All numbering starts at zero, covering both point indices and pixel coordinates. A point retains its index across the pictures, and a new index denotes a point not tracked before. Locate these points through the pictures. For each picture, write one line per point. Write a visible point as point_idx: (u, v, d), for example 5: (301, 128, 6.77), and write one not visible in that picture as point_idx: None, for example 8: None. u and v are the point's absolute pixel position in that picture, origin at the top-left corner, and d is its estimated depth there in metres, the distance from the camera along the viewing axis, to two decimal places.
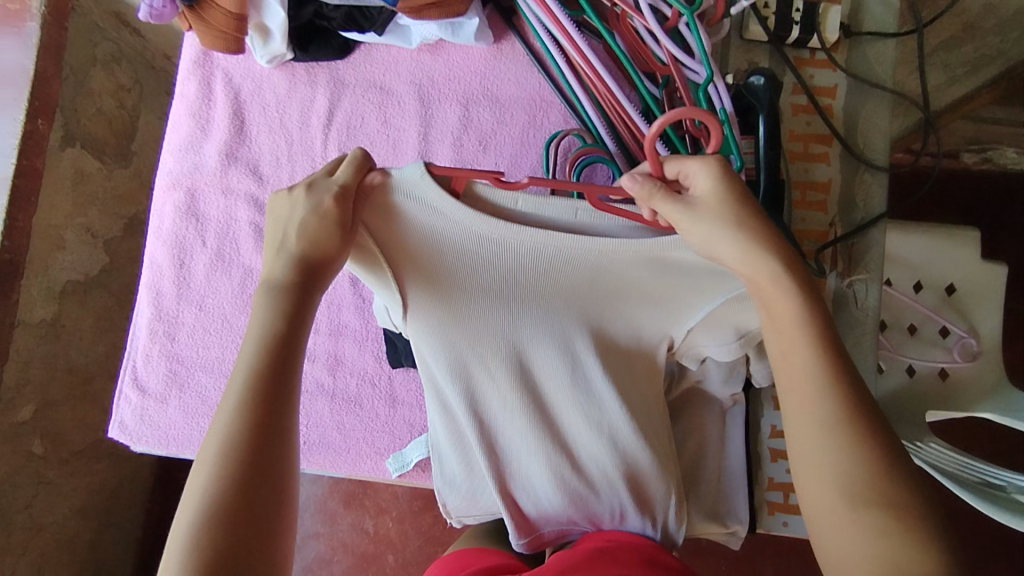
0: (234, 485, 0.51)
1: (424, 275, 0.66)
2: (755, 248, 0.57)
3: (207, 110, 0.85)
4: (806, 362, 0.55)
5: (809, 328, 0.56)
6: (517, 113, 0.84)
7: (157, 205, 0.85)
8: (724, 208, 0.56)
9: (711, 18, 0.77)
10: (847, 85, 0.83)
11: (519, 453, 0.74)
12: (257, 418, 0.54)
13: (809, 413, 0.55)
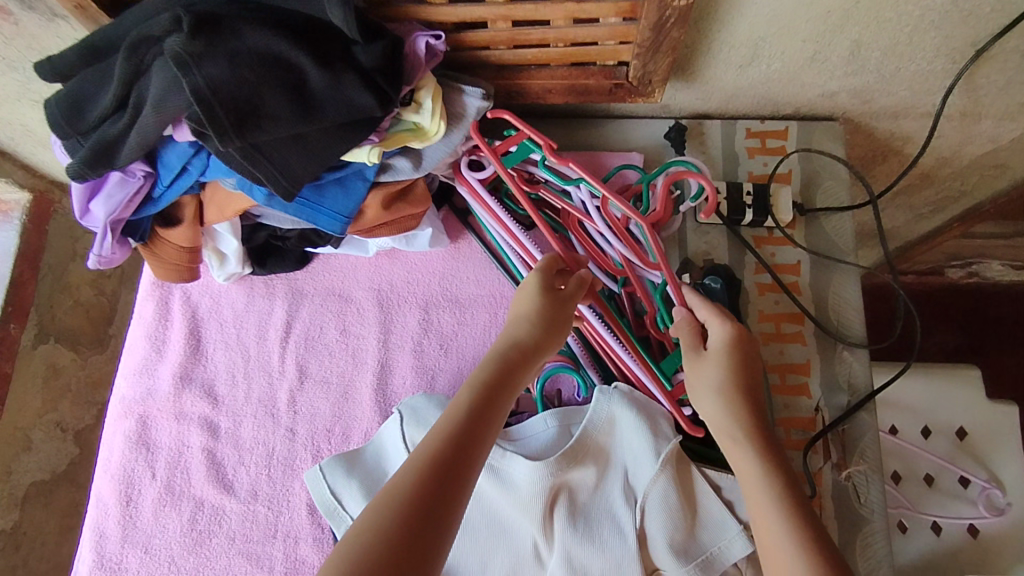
0: (382, 540, 0.48)
1: None
2: (729, 397, 0.63)
3: (163, 331, 0.83)
4: (765, 504, 0.57)
5: (763, 476, 0.59)
6: (477, 311, 0.82)
7: (107, 437, 0.80)
8: (730, 364, 0.64)
9: (662, 217, 0.77)
10: (810, 260, 0.82)
11: None
12: (428, 479, 0.52)
13: (773, 559, 0.55)
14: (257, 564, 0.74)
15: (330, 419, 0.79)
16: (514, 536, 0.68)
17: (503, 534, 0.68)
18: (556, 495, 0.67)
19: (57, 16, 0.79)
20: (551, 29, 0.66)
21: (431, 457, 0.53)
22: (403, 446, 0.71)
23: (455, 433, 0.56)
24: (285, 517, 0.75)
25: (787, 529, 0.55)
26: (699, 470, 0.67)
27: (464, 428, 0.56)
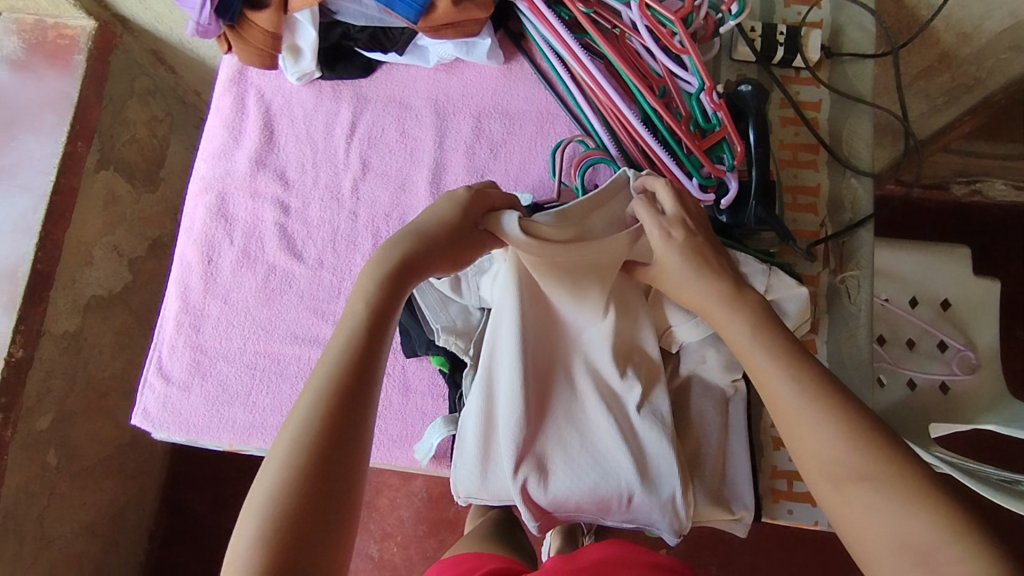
0: (307, 471, 0.56)
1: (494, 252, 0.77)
2: (714, 282, 0.67)
3: (240, 123, 0.92)
4: (762, 360, 0.62)
5: (757, 343, 0.63)
6: (526, 124, 0.90)
7: (189, 209, 0.90)
8: (695, 264, 0.67)
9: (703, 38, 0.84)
10: (831, 100, 0.90)
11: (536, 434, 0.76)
12: (364, 340, 0.62)
13: (774, 399, 0.61)
14: (322, 318, 0.85)
15: (389, 206, 0.89)
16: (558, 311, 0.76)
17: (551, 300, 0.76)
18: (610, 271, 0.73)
19: None
20: None
21: (329, 391, 0.59)
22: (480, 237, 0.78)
23: (356, 350, 0.61)
24: (348, 282, 0.86)
25: (786, 373, 0.61)
26: None
27: (386, 291, 0.64)
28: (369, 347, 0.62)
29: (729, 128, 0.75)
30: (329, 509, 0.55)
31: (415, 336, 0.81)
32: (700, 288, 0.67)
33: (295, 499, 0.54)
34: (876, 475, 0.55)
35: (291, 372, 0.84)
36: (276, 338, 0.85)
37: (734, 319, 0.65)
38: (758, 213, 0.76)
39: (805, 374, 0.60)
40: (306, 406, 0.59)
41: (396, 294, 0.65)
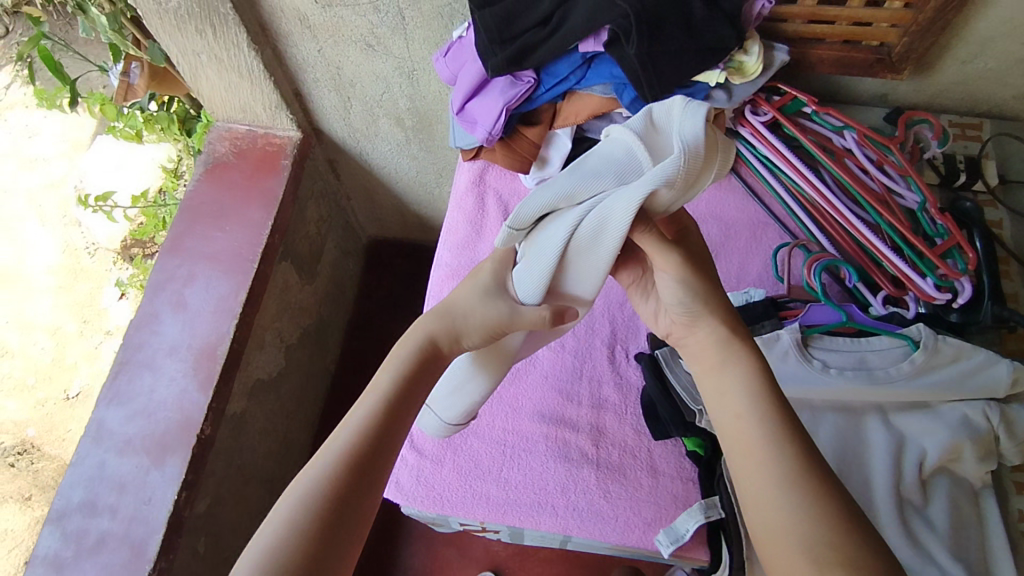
0: (322, 520, 0.56)
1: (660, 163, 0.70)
2: (722, 338, 0.71)
3: (481, 219, 1.03)
4: (751, 423, 0.65)
5: (751, 404, 0.66)
6: (740, 230, 1.02)
7: (436, 292, 0.98)
8: (700, 295, 0.72)
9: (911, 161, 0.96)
10: (1010, 219, 1.00)
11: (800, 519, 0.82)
12: (393, 405, 0.64)
13: (751, 458, 0.63)
14: (569, 397, 0.90)
15: (622, 297, 0.97)
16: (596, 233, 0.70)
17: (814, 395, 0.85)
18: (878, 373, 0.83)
19: (401, 13, 1.10)
20: (847, 8, 0.90)
21: (357, 443, 0.60)
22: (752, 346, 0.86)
23: (383, 409, 0.64)
24: (590, 364, 0.93)
25: (769, 439, 0.63)
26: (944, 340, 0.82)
27: (417, 362, 0.68)
28: (395, 412, 0.64)
29: (959, 237, 0.85)
30: (332, 557, 0.55)
31: (671, 419, 0.83)
32: (690, 309, 0.73)
33: (311, 540, 0.55)
34: (853, 557, 0.55)
35: (540, 449, 0.87)
36: (524, 416, 0.89)
37: (723, 376, 0.70)
38: (997, 312, 0.84)
39: (786, 445, 0.63)
40: (333, 453, 0.60)
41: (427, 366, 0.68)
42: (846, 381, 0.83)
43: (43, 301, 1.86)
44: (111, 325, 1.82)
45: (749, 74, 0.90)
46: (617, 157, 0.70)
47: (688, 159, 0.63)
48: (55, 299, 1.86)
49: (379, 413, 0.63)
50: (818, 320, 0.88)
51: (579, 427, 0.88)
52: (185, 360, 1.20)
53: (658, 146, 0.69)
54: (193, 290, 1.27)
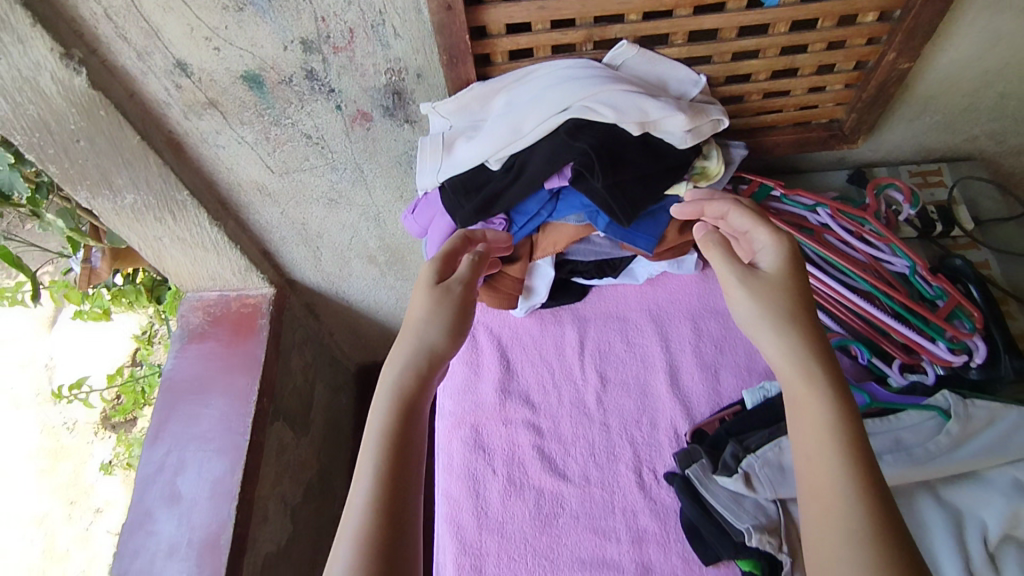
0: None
1: (697, 122, 0.84)
2: (801, 348, 0.63)
3: (476, 357, 1.00)
4: (823, 441, 0.58)
5: (834, 427, 0.59)
6: None
7: (445, 444, 0.94)
8: (788, 280, 0.67)
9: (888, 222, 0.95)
10: (996, 258, 1.00)
11: None
12: (401, 442, 0.62)
13: (815, 492, 0.57)
14: (606, 536, 0.85)
15: (637, 412, 0.93)
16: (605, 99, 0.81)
17: None
18: (908, 446, 0.81)
19: (361, 170, 1.12)
20: (793, 96, 0.93)
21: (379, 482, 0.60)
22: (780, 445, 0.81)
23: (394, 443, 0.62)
24: (620, 494, 0.87)
25: (836, 454, 0.57)
26: (971, 401, 0.81)
27: (403, 419, 0.63)
28: (400, 479, 0.60)
29: (958, 297, 0.85)
30: None
31: (720, 543, 0.79)
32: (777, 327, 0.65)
33: None
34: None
35: None
36: (565, 567, 0.83)
37: (808, 400, 0.61)
38: (1014, 365, 0.83)
39: (856, 461, 0.57)
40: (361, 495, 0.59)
41: (418, 404, 0.65)
42: (889, 466, 0.79)
43: (30, 487, 1.74)
44: (98, 501, 1.71)
45: (714, 176, 0.92)
46: (675, 82, 0.87)
47: (698, 119, 0.84)
48: (37, 485, 1.75)
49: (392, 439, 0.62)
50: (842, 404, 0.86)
51: (623, 569, 0.83)
52: (188, 558, 1.15)
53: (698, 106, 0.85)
54: (184, 478, 1.22)
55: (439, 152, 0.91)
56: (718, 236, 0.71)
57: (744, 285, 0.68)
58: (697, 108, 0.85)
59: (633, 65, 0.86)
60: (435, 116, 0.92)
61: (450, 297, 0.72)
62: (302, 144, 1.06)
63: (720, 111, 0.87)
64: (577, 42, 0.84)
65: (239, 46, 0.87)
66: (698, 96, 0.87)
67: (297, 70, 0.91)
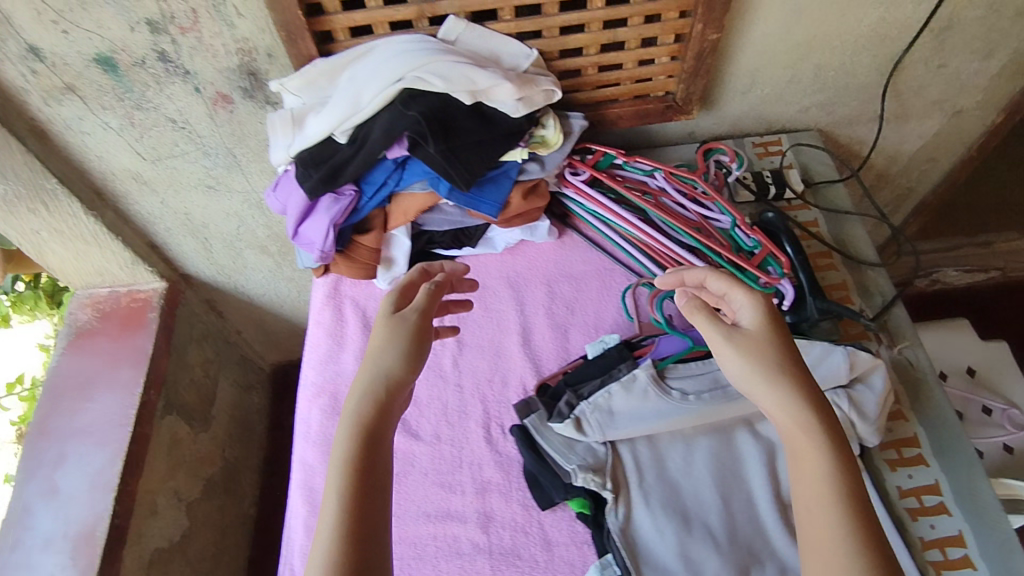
0: None
1: (526, 92, 0.91)
2: (795, 396, 0.67)
3: (340, 328, 1.04)
4: (826, 481, 0.63)
5: (833, 471, 0.63)
6: (589, 281, 1.05)
7: (303, 413, 0.96)
8: (770, 334, 0.71)
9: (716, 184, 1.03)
10: (824, 217, 1.09)
11: (697, 539, 0.80)
12: (366, 462, 0.63)
13: (819, 533, 0.62)
14: (452, 489, 0.89)
15: (490, 372, 0.98)
16: (435, 70, 0.86)
17: (675, 422, 0.86)
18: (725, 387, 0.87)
19: (234, 155, 1.16)
20: (625, 70, 1.01)
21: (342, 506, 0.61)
22: (607, 391, 0.87)
23: (355, 467, 0.63)
24: (467, 449, 0.92)
25: (833, 496, 0.62)
26: None
27: (366, 444, 0.64)
28: (363, 511, 0.61)
29: (769, 246, 0.93)
30: None
31: (552, 485, 0.84)
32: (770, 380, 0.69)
33: None
34: None
35: (430, 552, 0.85)
36: (411, 521, 0.87)
37: (813, 442, 0.65)
38: (817, 305, 0.91)
39: (851, 500, 0.62)
40: (328, 527, 0.60)
41: (379, 436, 0.66)
42: (706, 404, 0.86)
43: None
44: None
45: (553, 144, 0.97)
46: (507, 57, 0.93)
47: (527, 89, 0.91)
48: None
49: (355, 461, 0.63)
50: (669, 349, 0.92)
51: (466, 518, 0.87)
52: (63, 551, 1.14)
53: (528, 77, 0.92)
54: (64, 472, 1.21)
55: (290, 126, 0.95)
56: (696, 304, 0.74)
57: (729, 340, 0.72)
58: (526, 78, 0.91)
59: (465, 40, 0.92)
60: (285, 93, 0.96)
61: (402, 327, 0.73)
62: (169, 129, 1.09)
63: (549, 81, 0.93)
64: (411, 18, 0.91)
65: (86, 28, 0.91)
66: (530, 68, 0.94)
67: (149, 52, 0.95)
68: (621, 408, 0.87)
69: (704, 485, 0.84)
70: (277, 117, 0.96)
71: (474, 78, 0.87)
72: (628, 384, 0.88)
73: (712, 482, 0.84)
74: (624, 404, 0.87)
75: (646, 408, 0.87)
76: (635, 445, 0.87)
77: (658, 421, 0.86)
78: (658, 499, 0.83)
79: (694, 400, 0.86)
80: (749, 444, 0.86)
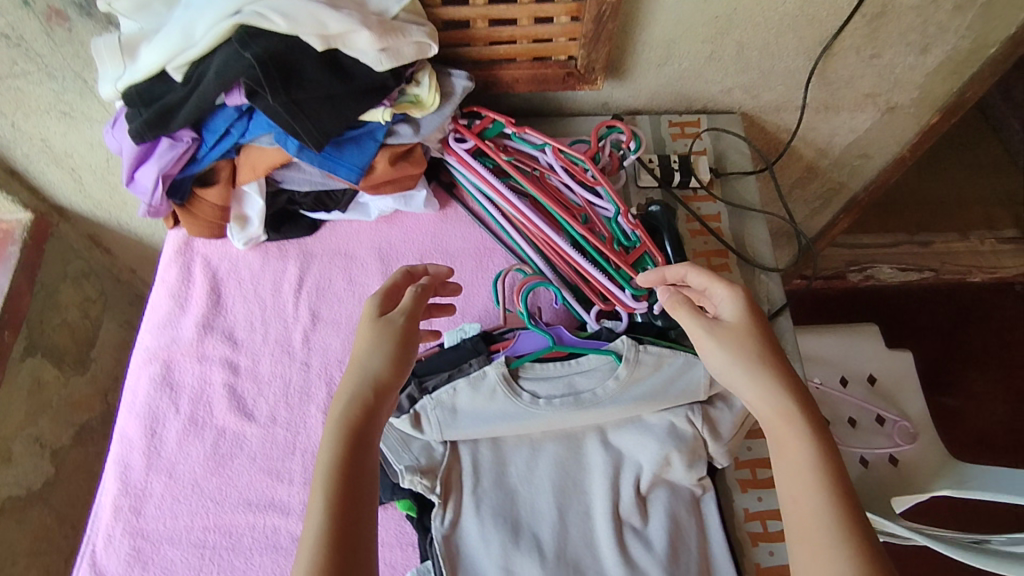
0: None
1: (391, 43, 0.78)
2: (778, 389, 0.66)
3: (186, 289, 0.94)
4: (812, 478, 0.61)
5: (819, 468, 0.61)
6: (465, 260, 0.96)
7: (132, 381, 0.89)
8: (752, 326, 0.69)
9: (611, 170, 0.95)
10: (728, 211, 1.02)
11: (523, 552, 0.75)
12: (350, 469, 0.59)
13: (806, 531, 0.59)
14: (278, 477, 0.82)
15: (342, 352, 0.90)
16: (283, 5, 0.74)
17: (520, 426, 0.81)
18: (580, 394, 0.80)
19: (85, 81, 1.02)
20: (519, 27, 0.89)
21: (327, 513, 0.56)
22: (452, 388, 0.80)
23: (341, 474, 0.58)
24: (303, 435, 0.85)
25: (824, 495, 0.59)
26: (642, 347, 0.81)
27: (352, 450, 0.60)
28: (353, 511, 0.57)
29: (648, 244, 0.86)
30: None
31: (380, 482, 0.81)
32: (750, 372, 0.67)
33: None
34: None
35: (244, 544, 0.79)
36: (228, 508, 0.81)
37: (798, 438, 0.63)
38: None
39: (843, 500, 0.59)
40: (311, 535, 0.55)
41: (366, 443, 0.61)
42: (554, 410, 0.80)
43: None
44: None
45: (427, 105, 0.86)
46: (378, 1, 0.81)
47: (395, 40, 0.78)
48: None
49: (337, 467, 0.59)
50: (528, 347, 0.84)
51: (289, 510, 0.80)
52: None
53: (398, 24, 0.79)
54: None
55: (117, 53, 0.80)
56: (680, 299, 0.72)
57: (710, 336, 0.69)
58: (395, 26, 0.79)
59: None
60: (118, 15, 0.82)
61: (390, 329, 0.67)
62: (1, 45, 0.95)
63: (424, 31, 0.80)
64: None
65: None
66: (403, 15, 0.81)
67: None
68: (465, 406, 0.80)
69: (541, 495, 0.79)
70: (105, 41, 0.81)
71: (327, 19, 0.75)
72: (475, 382, 0.81)
73: (550, 492, 0.79)
74: (467, 402, 0.80)
75: (491, 409, 0.80)
76: (478, 445, 0.82)
77: (502, 424, 0.80)
78: (489, 506, 0.78)
79: (543, 406, 0.80)
80: (598, 454, 0.81)
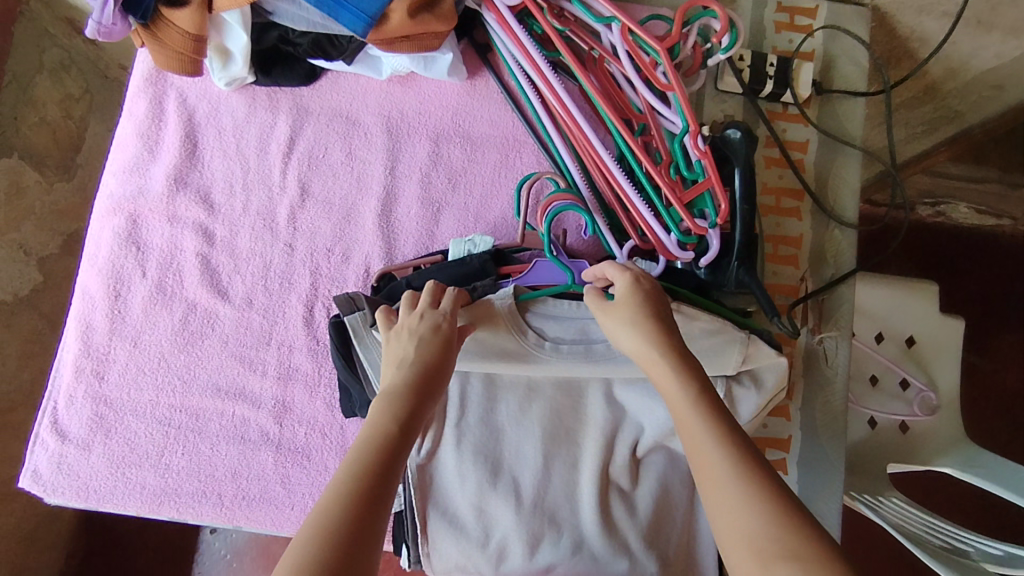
0: None
1: None
2: (649, 334, 0.56)
3: (156, 131, 0.80)
4: (684, 410, 0.51)
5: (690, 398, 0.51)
6: (488, 151, 0.80)
7: (95, 232, 0.79)
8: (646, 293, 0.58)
9: (689, 69, 0.75)
10: (818, 140, 0.82)
11: (500, 491, 0.71)
12: (390, 460, 0.50)
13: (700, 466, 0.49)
14: (250, 367, 0.76)
15: (331, 240, 0.78)
16: None
17: (521, 367, 0.71)
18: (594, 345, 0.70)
19: None
20: None
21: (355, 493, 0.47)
22: None
23: (381, 461, 0.49)
24: (280, 326, 0.76)
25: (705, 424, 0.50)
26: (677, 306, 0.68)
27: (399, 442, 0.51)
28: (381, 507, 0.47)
29: (713, 180, 0.68)
30: None
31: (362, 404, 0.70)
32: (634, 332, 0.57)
33: None
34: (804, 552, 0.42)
35: (211, 429, 0.75)
36: (196, 390, 0.75)
37: (662, 371, 0.54)
38: (740, 275, 0.70)
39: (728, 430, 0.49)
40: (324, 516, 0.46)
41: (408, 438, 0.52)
42: (561, 359, 0.70)
43: None
44: None
45: None
46: None
47: None
48: None
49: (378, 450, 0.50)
50: (543, 279, 0.73)
51: (260, 403, 0.75)
52: None
53: None
54: None
55: None
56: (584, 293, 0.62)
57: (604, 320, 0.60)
58: None
59: None
60: None
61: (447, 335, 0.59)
62: None
63: None
64: None
65: None
66: None
67: None
68: None
69: (529, 440, 0.72)
70: None
71: None
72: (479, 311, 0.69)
73: (539, 438, 0.72)
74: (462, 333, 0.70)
75: (489, 344, 0.70)
76: (468, 375, 0.73)
77: (496, 363, 0.71)
78: (471, 440, 0.72)
79: (550, 349, 0.70)
80: (598, 405, 0.73)
